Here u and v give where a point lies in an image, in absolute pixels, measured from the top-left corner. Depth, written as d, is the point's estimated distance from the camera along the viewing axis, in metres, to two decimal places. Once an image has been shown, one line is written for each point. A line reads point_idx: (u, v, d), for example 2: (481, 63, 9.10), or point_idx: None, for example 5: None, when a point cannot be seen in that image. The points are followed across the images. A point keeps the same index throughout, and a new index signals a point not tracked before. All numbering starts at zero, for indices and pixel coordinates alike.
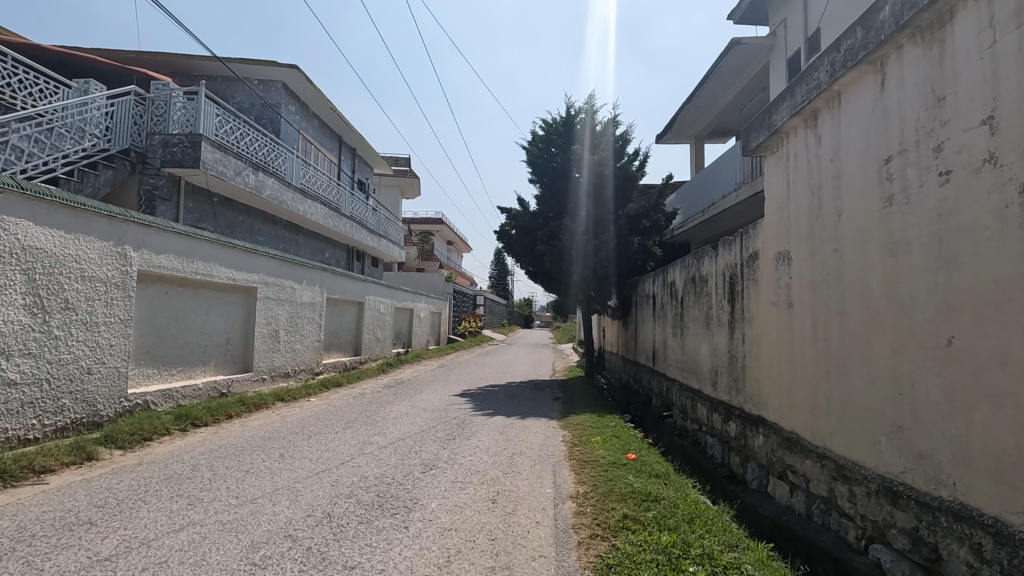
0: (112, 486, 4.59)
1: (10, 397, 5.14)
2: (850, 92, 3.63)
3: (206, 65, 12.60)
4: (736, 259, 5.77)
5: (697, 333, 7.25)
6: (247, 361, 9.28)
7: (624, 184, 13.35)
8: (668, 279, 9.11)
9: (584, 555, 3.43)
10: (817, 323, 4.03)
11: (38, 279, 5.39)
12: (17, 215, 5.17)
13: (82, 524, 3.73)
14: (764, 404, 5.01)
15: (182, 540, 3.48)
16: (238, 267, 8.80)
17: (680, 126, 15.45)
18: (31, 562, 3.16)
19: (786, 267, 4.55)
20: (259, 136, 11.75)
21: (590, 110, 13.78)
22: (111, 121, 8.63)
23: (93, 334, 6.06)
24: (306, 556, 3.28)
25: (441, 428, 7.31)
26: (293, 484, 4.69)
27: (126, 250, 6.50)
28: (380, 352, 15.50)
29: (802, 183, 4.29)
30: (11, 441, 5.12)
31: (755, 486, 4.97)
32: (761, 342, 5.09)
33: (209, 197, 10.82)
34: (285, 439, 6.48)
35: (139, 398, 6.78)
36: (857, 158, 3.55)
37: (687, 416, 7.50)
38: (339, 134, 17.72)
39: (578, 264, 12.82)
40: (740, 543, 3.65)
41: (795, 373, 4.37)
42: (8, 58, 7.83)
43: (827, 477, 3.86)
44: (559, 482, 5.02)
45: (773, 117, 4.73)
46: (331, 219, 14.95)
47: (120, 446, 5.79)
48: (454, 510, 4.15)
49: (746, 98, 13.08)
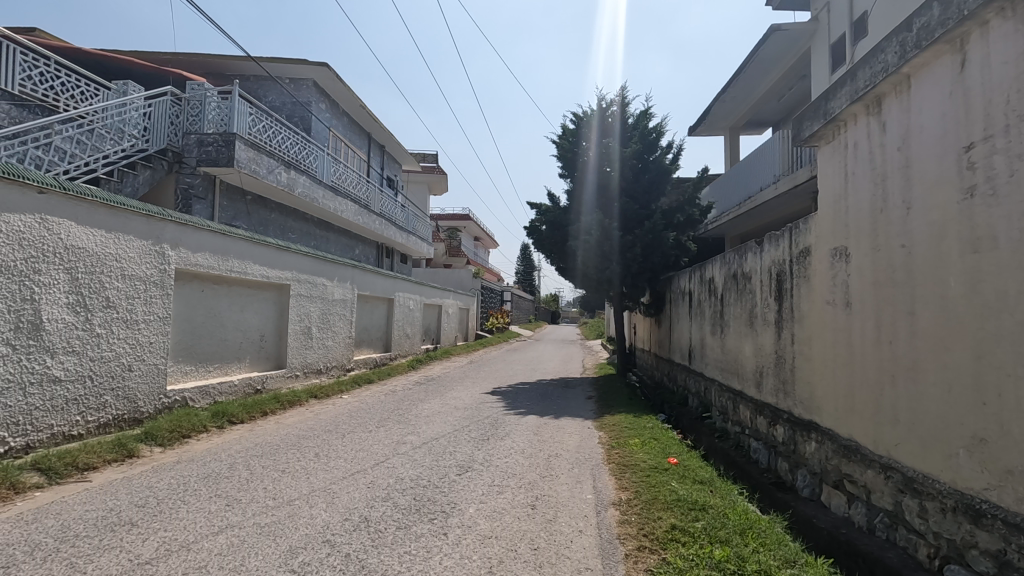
0: (152, 485, 4.60)
1: (55, 394, 5.21)
2: (923, 74, 3.36)
3: (239, 65, 12.75)
4: (784, 254, 5.49)
5: (739, 332, 6.96)
6: (281, 358, 9.35)
7: (657, 178, 13.04)
8: (706, 275, 8.80)
9: (633, 568, 3.27)
10: (880, 325, 3.77)
11: (81, 278, 5.44)
12: (59, 215, 5.21)
13: (124, 525, 3.73)
14: (816, 409, 4.74)
15: (221, 543, 3.43)
16: (272, 265, 8.86)
17: (714, 118, 15.00)
18: (74, 564, 3.14)
19: (843, 264, 4.27)
20: (291, 134, 11.81)
21: (622, 102, 13.48)
22: (148, 121, 8.77)
23: (134, 332, 6.14)
24: (345, 564, 3.19)
25: (475, 427, 7.21)
26: (329, 486, 4.63)
27: (164, 248, 6.56)
28: (409, 348, 15.51)
29: (863, 174, 4.02)
30: (56, 437, 5.20)
31: (806, 495, 4.71)
32: (813, 342, 4.82)
33: (243, 195, 10.93)
34: (320, 438, 6.45)
35: (178, 395, 6.86)
36: (931, 146, 3.28)
37: (728, 418, 7.24)
38: (368, 131, 17.77)
39: (610, 259, 12.56)
40: (798, 558, 3.41)
41: (854, 377, 4.10)
42: (50, 62, 7.99)
43: (892, 489, 3.60)
44: (600, 487, 4.84)
45: (830, 104, 4.44)
46: (362, 216, 15.00)
47: (159, 443, 5.84)
48: (493, 517, 4.03)
49: (784, 87, 12.58)
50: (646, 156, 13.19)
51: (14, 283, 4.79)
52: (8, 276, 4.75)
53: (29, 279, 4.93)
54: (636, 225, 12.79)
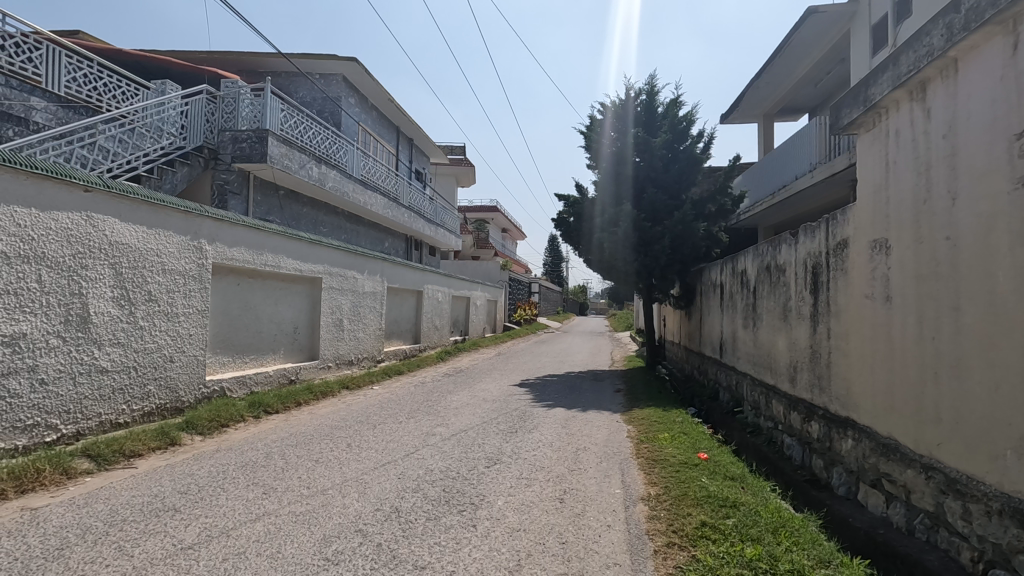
0: (193, 473, 4.78)
1: (103, 384, 5.44)
2: (972, 57, 3.21)
3: (269, 61, 12.99)
4: (820, 246, 5.32)
5: (773, 326, 6.79)
6: (313, 350, 9.57)
7: (688, 168, 12.78)
8: (739, 267, 8.61)
9: (662, 565, 3.26)
10: (922, 321, 3.63)
11: (125, 272, 5.66)
12: (104, 212, 5.41)
13: (167, 510, 3.89)
14: (854, 405, 4.60)
15: (258, 530, 3.55)
16: (305, 258, 9.05)
17: (747, 105, 14.59)
18: (122, 547, 3.28)
19: (883, 256, 4.13)
20: (321, 129, 11.98)
21: (651, 91, 13.24)
22: (185, 119, 9.04)
23: (174, 324, 6.37)
24: (377, 554, 3.26)
25: (503, 420, 7.26)
26: (361, 476, 4.74)
27: (202, 243, 6.76)
28: (438, 340, 15.67)
29: (905, 163, 3.87)
30: (104, 425, 5.46)
31: (842, 494, 4.59)
32: (850, 337, 4.68)
33: (275, 190, 11.16)
34: (351, 429, 6.60)
35: (216, 385, 7.10)
36: (980, 134, 3.13)
37: (760, 413, 7.10)
38: (397, 125, 17.91)
39: (639, 251, 12.41)
40: (833, 559, 3.34)
41: (894, 375, 3.97)
42: (93, 64, 8.29)
43: (933, 490, 3.48)
44: (628, 482, 4.82)
45: (870, 91, 4.26)
46: (391, 210, 15.16)
47: (199, 432, 6.06)
48: (522, 510, 4.06)
49: (821, 72, 12.14)
50: (676, 146, 12.95)
51: (63, 279, 5.00)
52: (58, 271, 4.96)
53: (76, 274, 5.14)
54: (667, 215, 12.59)
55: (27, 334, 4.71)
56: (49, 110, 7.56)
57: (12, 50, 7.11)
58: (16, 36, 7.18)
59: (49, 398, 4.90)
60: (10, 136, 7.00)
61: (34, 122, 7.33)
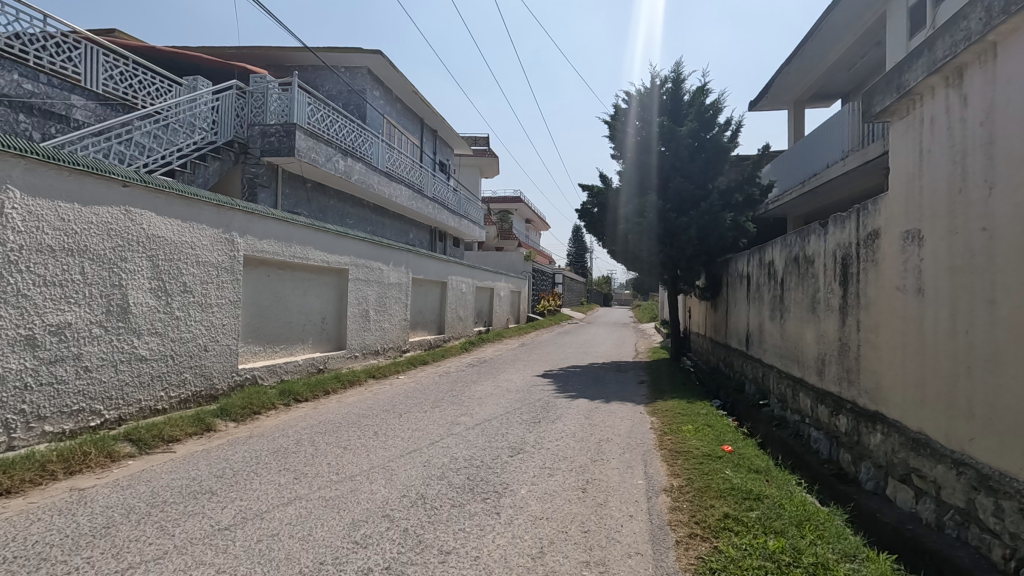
0: (228, 457, 4.97)
1: (142, 371, 5.68)
2: (1012, 41, 3.10)
3: (296, 56, 13.19)
4: (851, 236, 5.21)
5: (801, 319, 6.68)
6: (341, 340, 9.78)
7: (714, 157, 12.56)
8: (766, 258, 8.46)
9: (684, 555, 3.28)
10: (955, 314, 3.55)
11: (162, 264, 5.87)
12: (141, 207, 5.60)
13: (205, 493, 4.06)
14: (883, 399, 4.52)
15: (290, 514, 3.69)
16: (332, 250, 9.22)
17: (777, 90, 14.22)
18: (163, 527, 3.44)
19: (916, 247, 4.03)
20: (347, 122, 12.14)
21: (677, 78, 13.02)
22: (216, 114, 9.26)
23: (208, 314, 6.58)
24: (403, 538, 3.36)
25: (526, 410, 7.33)
26: (388, 463, 4.87)
27: (233, 236, 6.96)
28: (462, 330, 15.81)
29: (940, 152, 3.77)
30: (144, 411, 5.70)
31: (870, 488, 4.53)
32: (880, 330, 4.59)
33: (303, 183, 11.36)
34: (378, 417, 6.75)
35: (248, 373, 7.33)
36: (1018, 120, 3.03)
37: (786, 406, 7.02)
38: (421, 116, 18.00)
39: (664, 242, 12.29)
40: (859, 553, 3.31)
41: (926, 368, 3.89)
42: (129, 62, 8.55)
43: (965, 486, 3.42)
44: (651, 473, 4.84)
45: (903, 78, 4.14)
46: (415, 201, 15.29)
47: (233, 419, 6.29)
48: (544, 498, 4.12)
49: (855, 56, 11.78)
50: (703, 134, 12.72)
51: (104, 271, 5.22)
52: (99, 264, 5.18)
53: (116, 266, 5.35)
54: (693, 206, 12.41)
55: (71, 324, 4.92)
56: (89, 108, 7.83)
57: (52, 50, 7.37)
58: (56, 36, 7.44)
59: (93, 384, 5.13)
60: (53, 133, 7.28)
61: (75, 120, 7.59)
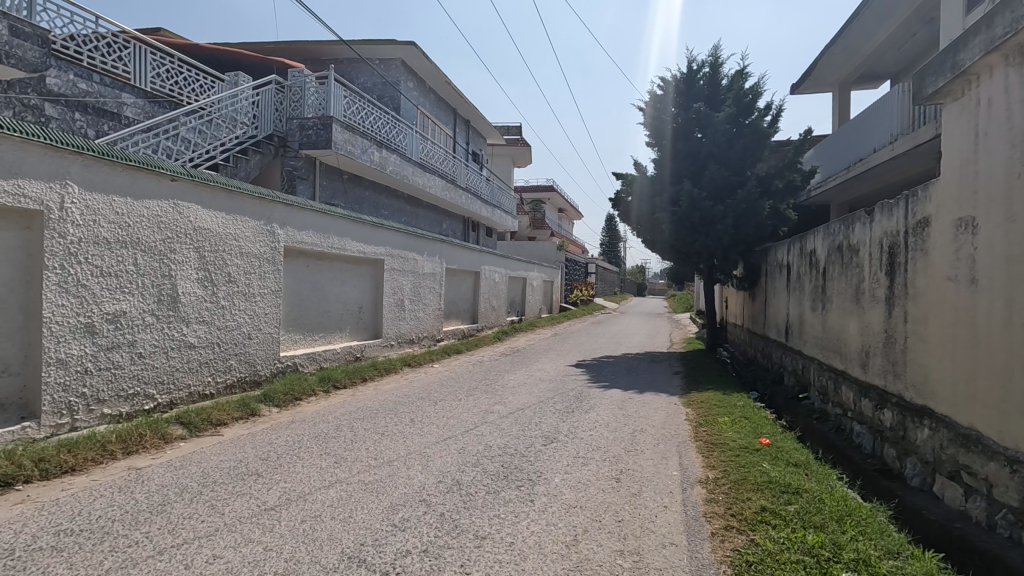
0: (271, 441, 5.17)
1: (191, 357, 5.95)
2: None
3: (332, 49, 13.39)
4: (899, 224, 5.00)
5: (844, 310, 6.47)
6: (377, 328, 9.98)
7: (753, 143, 12.19)
8: (807, 248, 8.20)
9: (719, 548, 3.26)
10: (1011, 305, 3.39)
11: (208, 256, 6.10)
12: (188, 201, 5.83)
13: (252, 474, 4.25)
14: (932, 393, 4.35)
15: (332, 496, 3.83)
16: (368, 241, 9.39)
17: (821, 72, 13.65)
18: (214, 506, 3.62)
19: (970, 235, 3.85)
20: (382, 114, 12.29)
21: (715, 62, 12.67)
22: (257, 109, 9.52)
23: (252, 303, 6.83)
24: (440, 522, 3.45)
25: (559, 400, 7.35)
26: (424, 449, 4.98)
27: (274, 227, 7.18)
28: (495, 320, 15.92)
29: (997, 135, 3.58)
30: (193, 396, 5.99)
31: (915, 485, 4.39)
32: (929, 322, 4.42)
33: (339, 175, 11.58)
34: (414, 405, 6.88)
35: (290, 360, 7.59)
36: None
37: (827, 398, 6.84)
38: (454, 107, 18.05)
39: (699, 231, 12.04)
40: (903, 550, 3.23)
41: (978, 362, 3.74)
42: (174, 59, 8.84)
43: (1019, 484, 3.28)
44: (687, 465, 4.80)
45: (958, 57, 3.92)
46: (449, 192, 15.39)
47: (277, 404, 6.53)
48: (578, 487, 4.15)
49: (906, 34, 11.23)
50: (742, 119, 12.35)
51: (155, 262, 5.47)
52: (151, 255, 5.42)
53: (166, 258, 5.59)
54: (730, 193, 12.11)
55: (126, 312, 5.19)
56: (138, 105, 8.14)
57: (104, 50, 7.69)
58: (107, 36, 7.75)
59: (146, 369, 5.41)
60: (106, 130, 7.61)
61: (125, 117, 7.91)
